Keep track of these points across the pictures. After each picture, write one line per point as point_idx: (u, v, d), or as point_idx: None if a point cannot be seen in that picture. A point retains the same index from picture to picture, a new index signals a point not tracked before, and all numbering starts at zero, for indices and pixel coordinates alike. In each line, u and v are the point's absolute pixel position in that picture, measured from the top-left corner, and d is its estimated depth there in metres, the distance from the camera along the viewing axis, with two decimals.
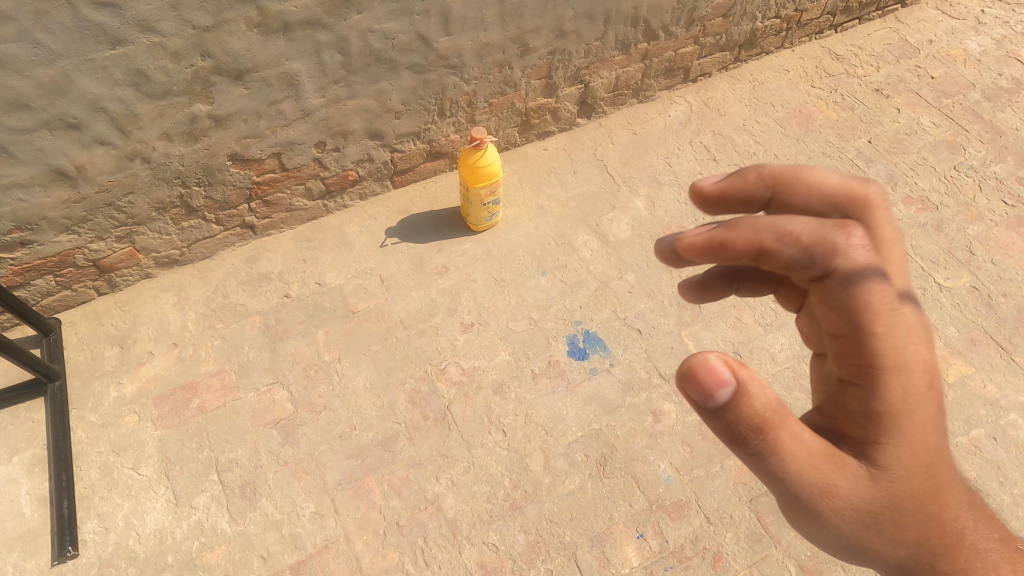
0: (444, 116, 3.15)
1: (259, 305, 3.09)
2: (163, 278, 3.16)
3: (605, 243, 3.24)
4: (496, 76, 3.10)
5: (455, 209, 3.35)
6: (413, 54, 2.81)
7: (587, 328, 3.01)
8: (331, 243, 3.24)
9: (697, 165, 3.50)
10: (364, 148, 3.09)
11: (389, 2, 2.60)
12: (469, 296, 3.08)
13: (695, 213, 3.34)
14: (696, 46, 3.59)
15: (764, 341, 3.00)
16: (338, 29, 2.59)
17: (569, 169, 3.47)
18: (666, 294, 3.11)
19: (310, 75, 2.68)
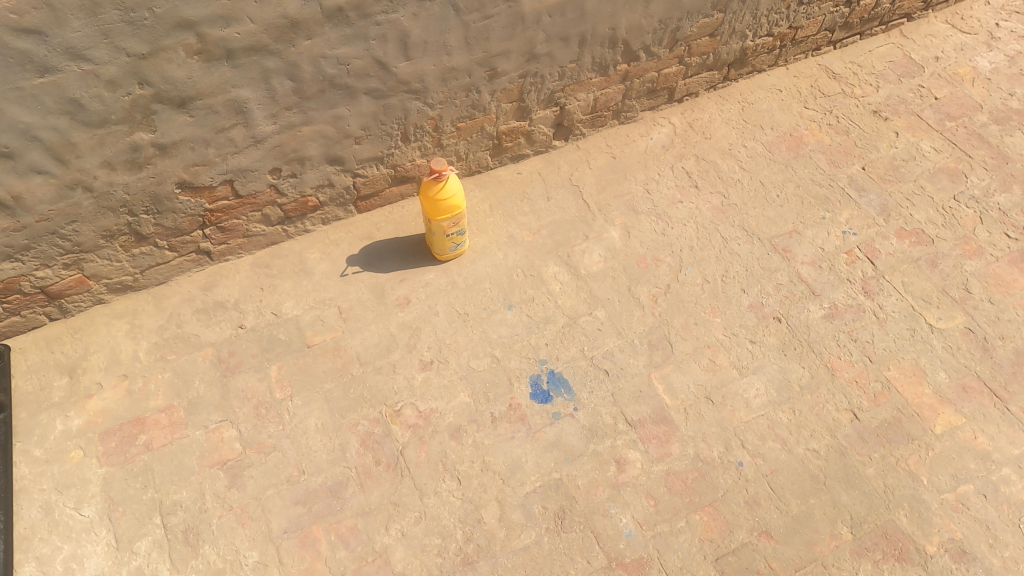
0: (408, 141, 3.00)
1: (212, 336, 2.95)
2: (117, 304, 3.01)
3: (576, 276, 3.08)
4: (463, 101, 2.94)
5: (421, 236, 3.19)
6: (370, 80, 2.66)
7: (552, 368, 2.86)
8: (290, 270, 3.09)
9: (677, 193, 3.34)
10: (323, 174, 2.94)
11: (341, 27, 2.45)
12: (431, 331, 2.94)
13: (673, 245, 3.18)
14: (681, 65, 3.41)
15: (738, 385, 2.82)
16: (287, 54, 2.44)
17: (544, 195, 3.31)
18: (638, 332, 2.95)
19: (260, 102, 2.54)
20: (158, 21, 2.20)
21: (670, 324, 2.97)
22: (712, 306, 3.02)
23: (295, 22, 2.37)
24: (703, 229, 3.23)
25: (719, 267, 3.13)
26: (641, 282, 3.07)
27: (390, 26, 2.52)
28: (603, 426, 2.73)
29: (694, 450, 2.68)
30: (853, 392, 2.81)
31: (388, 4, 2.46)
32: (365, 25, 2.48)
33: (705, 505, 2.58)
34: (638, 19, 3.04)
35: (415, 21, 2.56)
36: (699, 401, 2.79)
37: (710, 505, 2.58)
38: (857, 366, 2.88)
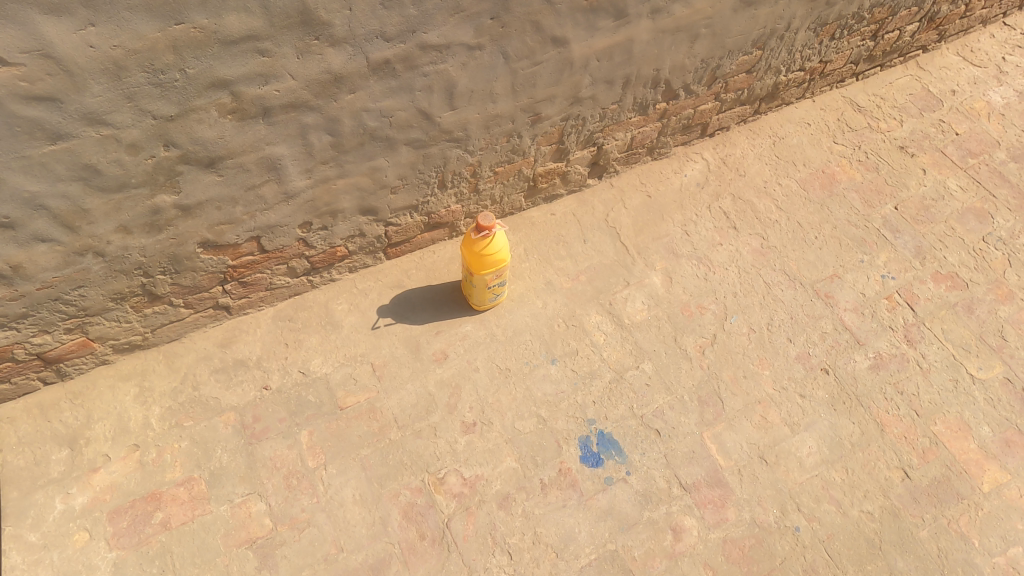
0: (445, 188, 2.83)
1: (234, 400, 2.74)
2: (122, 364, 2.80)
3: (619, 326, 2.97)
4: (503, 146, 2.77)
5: (456, 284, 3.03)
6: (412, 130, 2.47)
7: (601, 429, 2.73)
8: (316, 323, 2.90)
9: (716, 234, 3.23)
10: (355, 225, 2.76)
11: (386, 79, 2.25)
12: (472, 390, 2.77)
13: (716, 292, 3.08)
14: (716, 102, 3.28)
15: (791, 444, 2.76)
16: (328, 109, 2.23)
17: (579, 238, 3.17)
18: (686, 387, 2.85)
19: (295, 157, 2.33)
20: (190, 82, 1.96)
21: (719, 378, 2.88)
22: (760, 357, 2.94)
23: (338, 77, 2.15)
24: (744, 275, 3.14)
25: (763, 315, 3.05)
26: (687, 332, 2.98)
27: (437, 76, 2.33)
28: (656, 491, 2.63)
29: (750, 514, 2.61)
30: (902, 449, 2.79)
31: (438, 55, 2.26)
32: (412, 76, 2.28)
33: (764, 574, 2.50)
34: (682, 59, 2.89)
35: (463, 71, 2.36)
36: (752, 461, 2.71)
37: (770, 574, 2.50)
38: (905, 421, 2.85)
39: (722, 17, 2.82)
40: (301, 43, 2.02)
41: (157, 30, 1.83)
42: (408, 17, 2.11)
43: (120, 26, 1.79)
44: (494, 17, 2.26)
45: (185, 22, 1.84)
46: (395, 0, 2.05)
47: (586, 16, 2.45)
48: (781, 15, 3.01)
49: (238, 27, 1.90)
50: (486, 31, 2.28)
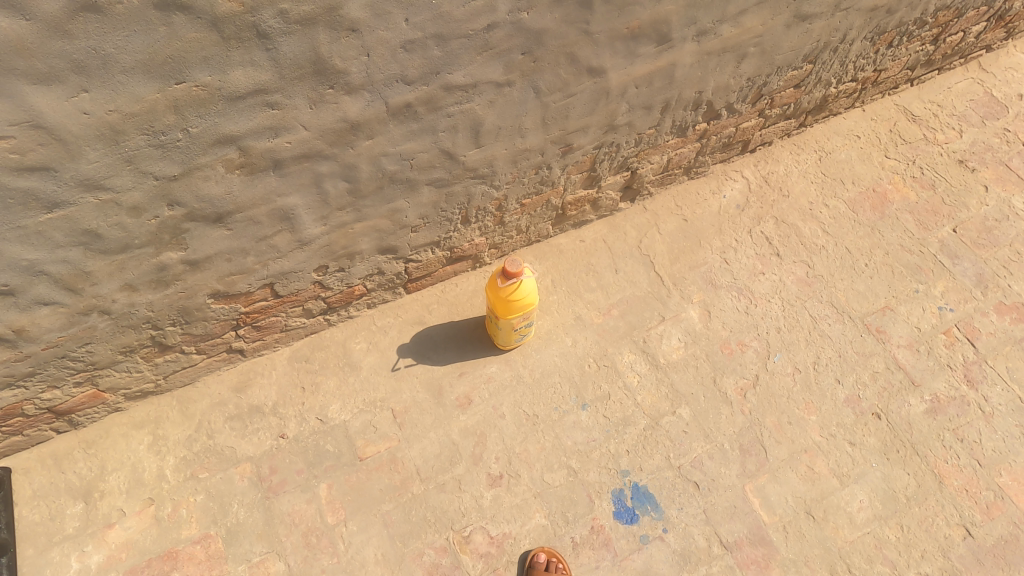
0: (468, 223, 2.64)
1: (250, 449, 2.61)
2: (136, 411, 2.69)
3: (654, 366, 2.80)
4: (531, 179, 2.58)
5: (480, 320, 2.86)
6: (435, 171, 2.28)
7: (636, 481, 2.59)
8: (334, 364, 2.74)
9: (758, 262, 3.04)
10: (373, 264, 2.58)
11: (407, 123, 2.05)
12: (498, 438, 2.63)
13: (758, 327, 2.90)
14: (760, 118, 3.03)
15: (840, 497, 2.61)
16: (343, 157, 2.05)
17: (611, 267, 2.98)
18: (727, 435, 2.70)
19: (308, 207, 2.16)
20: (194, 141, 1.79)
21: (762, 425, 2.72)
22: (806, 401, 2.78)
23: (355, 124, 1.96)
24: (790, 307, 2.96)
25: (810, 353, 2.87)
26: (726, 373, 2.81)
27: (462, 115, 2.13)
28: (695, 551, 2.48)
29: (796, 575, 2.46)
30: (964, 503, 2.63)
31: (463, 95, 2.06)
32: (435, 117, 2.08)
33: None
34: (727, 79, 2.65)
35: (491, 108, 2.16)
36: (798, 517, 2.57)
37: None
38: (966, 472, 2.69)
39: (774, 34, 2.56)
40: (314, 93, 1.82)
41: (156, 91, 1.64)
42: (431, 59, 1.89)
43: (115, 89, 1.61)
44: (526, 53, 2.04)
45: (186, 81, 1.65)
46: (417, 42, 1.83)
47: (627, 43, 2.22)
48: (838, 27, 2.75)
49: (244, 82, 1.71)
50: (516, 67, 2.07)
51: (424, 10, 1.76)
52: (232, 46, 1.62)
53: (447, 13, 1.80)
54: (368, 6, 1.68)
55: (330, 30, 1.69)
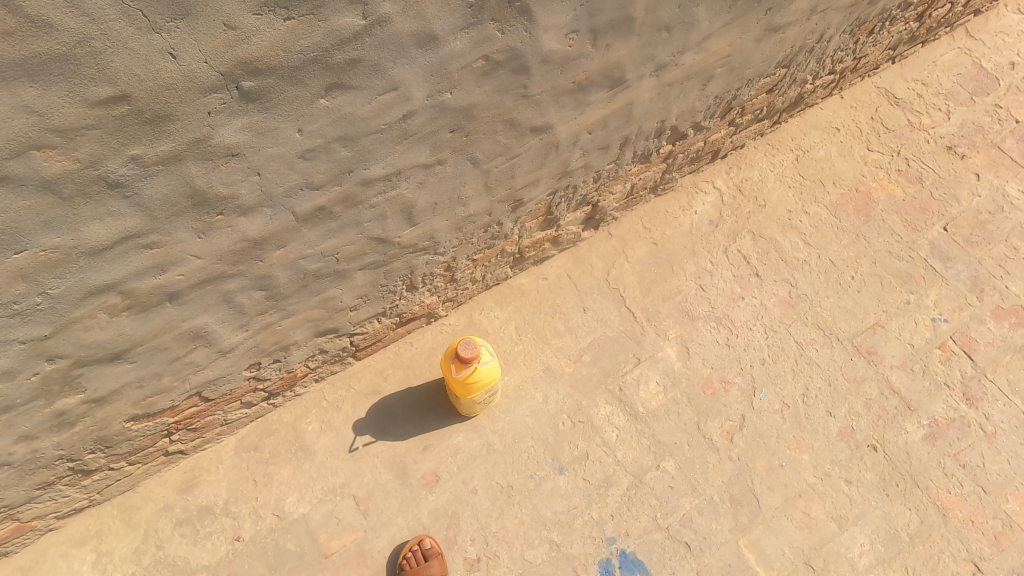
0: (415, 289, 2.37)
1: (204, 556, 2.39)
2: (74, 528, 2.40)
3: (633, 417, 2.65)
4: (480, 237, 2.31)
5: (438, 382, 2.66)
6: (368, 256, 1.99)
7: (623, 548, 2.46)
8: (285, 451, 2.54)
9: (736, 286, 2.91)
10: (313, 347, 2.29)
11: (324, 224, 1.74)
12: (471, 516, 2.48)
13: (741, 361, 2.77)
14: (730, 128, 2.77)
15: (840, 543, 2.53)
16: (251, 272, 1.74)
17: (578, 307, 2.79)
18: (716, 486, 2.58)
19: (222, 321, 1.86)
20: (60, 299, 1.48)
21: (752, 470, 2.62)
22: (797, 440, 2.68)
23: (259, 240, 1.64)
24: (773, 334, 2.84)
25: (798, 385, 2.76)
26: (711, 417, 2.68)
27: (388, 203, 1.82)
28: None
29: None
30: (970, 536, 2.57)
31: (387, 184, 1.75)
32: (356, 212, 1.77)
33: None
34: (693, 103, 2.42)
35: (421, 189, 1.86)
36: (797, 569, 2.49)
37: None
38: (970, 501, 2.62)
39: (744, 50, 2.33)
40: (199, 224, 1.50)
41: None
42: (338, 161, 1.57)
43: None
44: (455, 129, 1.73)
45: (28, 248, 1.33)
46: (317, 149, 1.50)
47: (574, 96, 1.97)
48: (814, 29, 2.49)
49: (106, 234, 1.40)
50: (446, 144, 1.76)
51: (318, 117, 1.43)
52: (78, 203, 1.31)
53: (348, 113, 1.47)
54: (246, 128, 1.36)
55: (203, 162, 1.36)
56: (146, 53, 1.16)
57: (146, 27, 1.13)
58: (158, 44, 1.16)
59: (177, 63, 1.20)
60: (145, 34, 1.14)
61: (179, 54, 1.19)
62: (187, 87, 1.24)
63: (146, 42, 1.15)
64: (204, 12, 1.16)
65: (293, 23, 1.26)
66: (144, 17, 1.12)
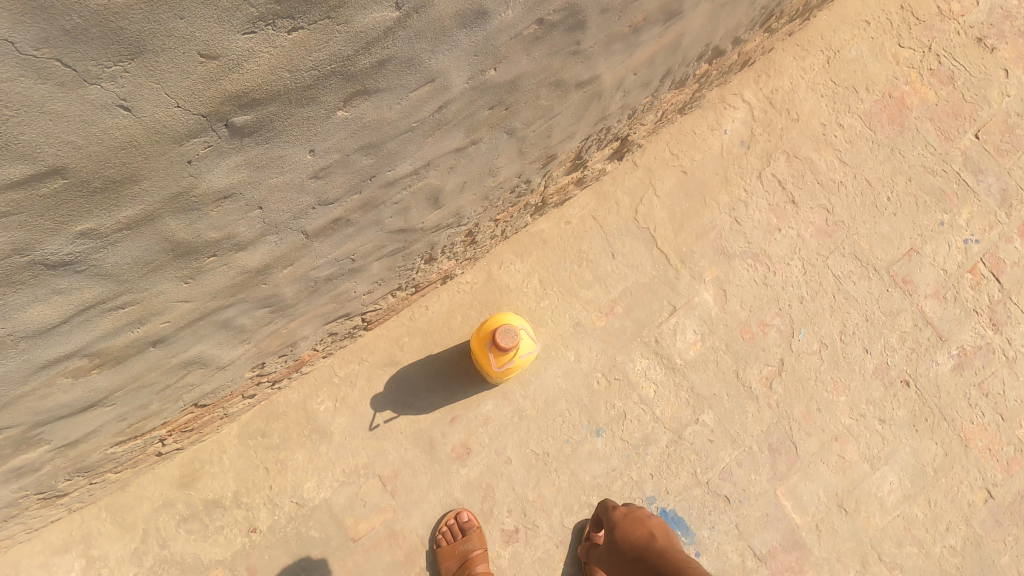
0: (433, 262, 2.13)
1: (217, 551, 2.34)
2: (49, 537, 2.23)
3: (670, 369, 2.53)
4: (506, 198, 2.01)
5: (465, 347, 2.50)
6: (387, 247, 1.69)
7: (664, 507, 2.43)
8: (297, 434, 2.44)
9: (772, 216, 2.67)
10: (318, 334, 2.10)
11: (338, 233, 1.43)
12: (507, 486, 2.40)
13: (780, 301, 2.61)
14: (764, 36, 2.37)
15: (870, 483, 2.50)
16: (254, 295, 1.46)
17: (606, 251, 2.58)
18: (755, 436, 2.51)
19: (217, 342, 1.62)
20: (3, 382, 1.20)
21: (790, 416, 2.54)
22: (834, 381, 2.57)
23: (262, 268, 1.35)
24: (810, 269, 2.64)
25: (835, 322, 2.61)
26: (750, 363, 2.56)
27: (413, 195, 1.49)
28: (729, 567, 2.41)
29: (829, 572, 2.43)
30: (986, 465, 2.57)
31: (413, 178, 1.42)
32: (377, 212, 1.45)
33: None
34: (739, 19, 2.02)
35: (451, 174, 1.52)
36: (830, 512, 2.47)
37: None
38: (989, 430, 2.60)
39: None
40: (182, 272, 1.22)
41: None
42: (359, 170, 1.27)
43: None
44: (497, 105, 1.40)
45: None
46: (333, 166, 1.21)
47: (626, 41, 1.57)
48: None
49: (51, 312, 1.12)
50: (483, 122, 1.42)
51: (336, 132, 1.15)
52: (5, 294, 1.01)
53: (371, 121, 1.18)
54: (241, 165, 1.08)
55: (185, 212, 1.10)
56: (80, 113, 0.85)
57: (74, 81, 0.81)
58: (98, 98, 0.85)
59: (131, 115, 0.90)
60: (73, 89, 0.82)
61: (133, 105, 0.89)
62: (156, 139, 0.95)
63: (78, 99, 0.83)
64: (169, 48, 0.85)
65: (300, 34, 0.94)
66: (67, 68, 0.79)
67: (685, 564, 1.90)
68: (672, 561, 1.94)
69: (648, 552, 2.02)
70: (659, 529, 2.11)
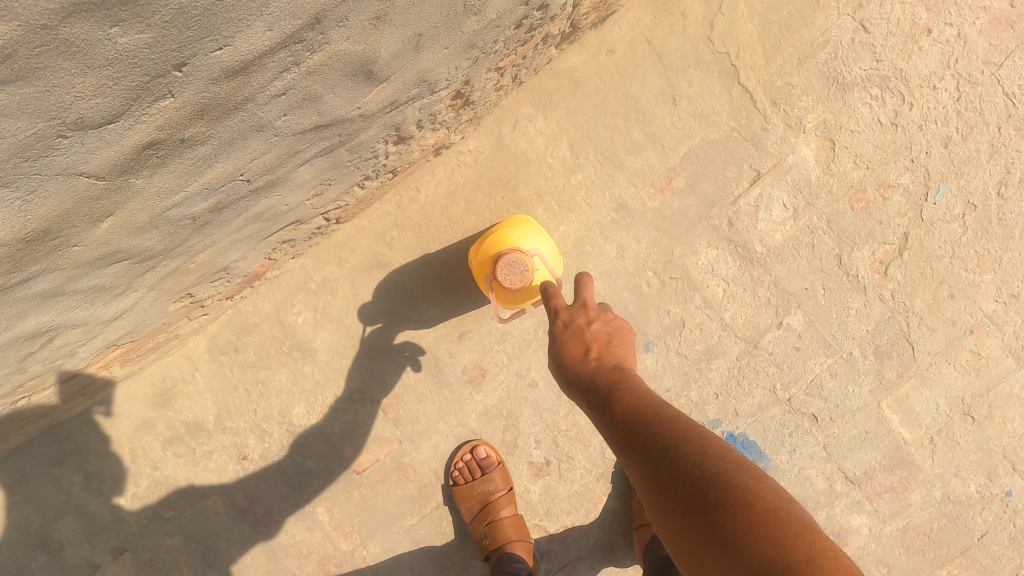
0: (422, 129, 1.44)
1: (211, 478, 1.97)
2: (23, 462, 1.87)
3: (750, 260, 1.90)
4: (510, 39, 1.26)
5: (474, 236, 1.89)
6: (314, 146, 1.04)
7: (730, 431, 1.96)
8: (276, 350, 1.93)
9: (921, 9, 1.82)
10: (268, 246, 1.54)
11: (178, 160, 0.79)
12: (541, 400, 1.99)
13: (913, 149, 1.87)
14: None
15: (1015, 382, 1.94)
16: (68, 261, 0.88)
17: (665, 96, 1.83)
18: (858, 339, 1.92)
19: (76, 301, 1.06)
20: None
21: (911, 309, 1.91)
22: (980, 255, 1.90)
23: (38, 232, 0.75)
24: (963, 93, 1.85)
25: (997, 166, 1.87)
26: (858, 244, 1.89)
27: (310, 80, 0.81)
28: (813, 494, 1.96)
29: (942, 491, 1.96)
30: None
31: (292, 52, 0.72)
32: (245, 116, 0.79)
33: (955, 556, 1.97)
34: None
35: (384, 30, 0.82)
36: (951, 422, 1.95)
37: (962, 554, 1.97)
38: None
39: None
40: None
41: None
42: (120, 59, 0.57)
43: None
44: None
45: None
46: (26, 55, 0.52)
47: None
48: None
49: None
50: None
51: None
52: None
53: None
54: None
55: None
56: None
57: None
58: None
59: None
60: None
61: None
62: None
63: None
64: None
65: None
66: None
67: (618, 401, 1.05)
68: (601, 389, 1.09)
69: (581, 376, 1.15)
70: (606, 332, 1.21)
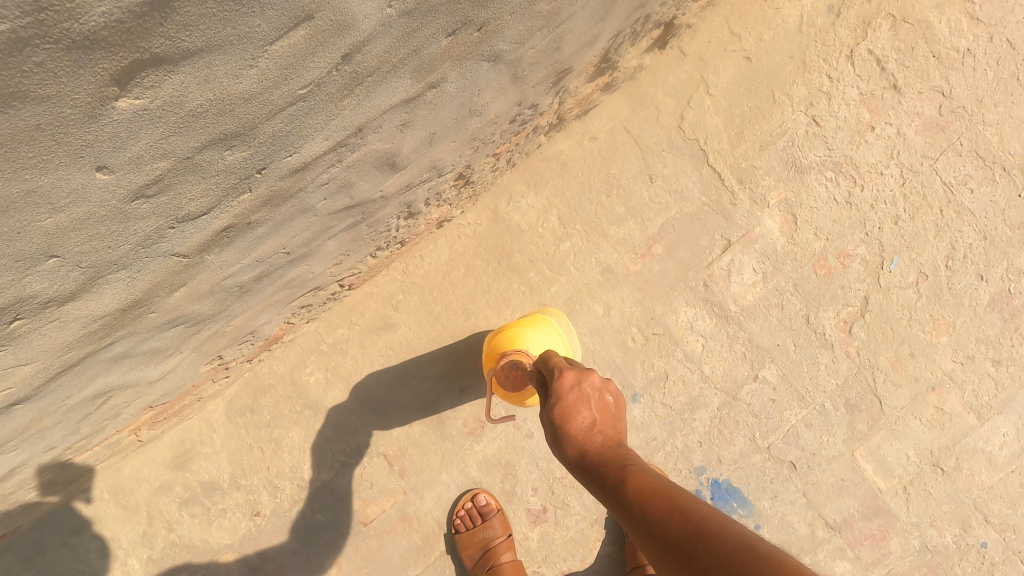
0: (428, 206, 1.66)
1: (224, 536, 2.08)
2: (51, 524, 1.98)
3: (726, 317, 2.09)
4: (506, 131, 1.49)
5: (476, 298, 2.07)
6: (340, 224, 1.24)
7: (715, 478, 2.10)
8: (290, 410, 2.08)
9: (864, 110, 2.08)
10: (288, 312, 1.72)
11: (241, 241, 1.00)
12: (538, 453, 2.13)
13: (867, 224, 2.09)
14: None
15: (978, 438, 2.09)
16: (143, 328, 1.08)
17: (643, 175, 2.07)
18: (829, 392, 2.09)
19: (133, 365, 1.24)
20: None
21: (875, 364, 2.09)
22: (934, 319, 2.09)
23: (133, 305, 0.97)
24: (908, 176, 2.09)
25: (942, 247, 2.09)
26: (824, 305, 2.09)
27: (348, 172, 1.03)
28: (796, 539, 2.09)
29: (919, 539, 2.09)
30: None
31: (338, 154, 0.95)
32: (297, 202, 1.00)
33: None
34: None
35: (406, 132, 1.05)
36: (923, 473, 2.10)
37: None
38: None
39: None
40: None
41: None
42: (225, 170, 0.81)
43: None
44: (462, 27, 0.88)
45: None
46: (166, 176, 0.75)
47: None
48: None
49: None
50: (439, 59, 0.91)
51: (137, 134, 0.66)
52: None
53: (199, 105, 0.68)
54: None
55: None
56: None
57: None
58: None
59: None
60: None
61: None
62: None
63: None
64: None
65: None
66: None
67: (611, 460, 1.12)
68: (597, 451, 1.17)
69: (586, 451, 1.15)
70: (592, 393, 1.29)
